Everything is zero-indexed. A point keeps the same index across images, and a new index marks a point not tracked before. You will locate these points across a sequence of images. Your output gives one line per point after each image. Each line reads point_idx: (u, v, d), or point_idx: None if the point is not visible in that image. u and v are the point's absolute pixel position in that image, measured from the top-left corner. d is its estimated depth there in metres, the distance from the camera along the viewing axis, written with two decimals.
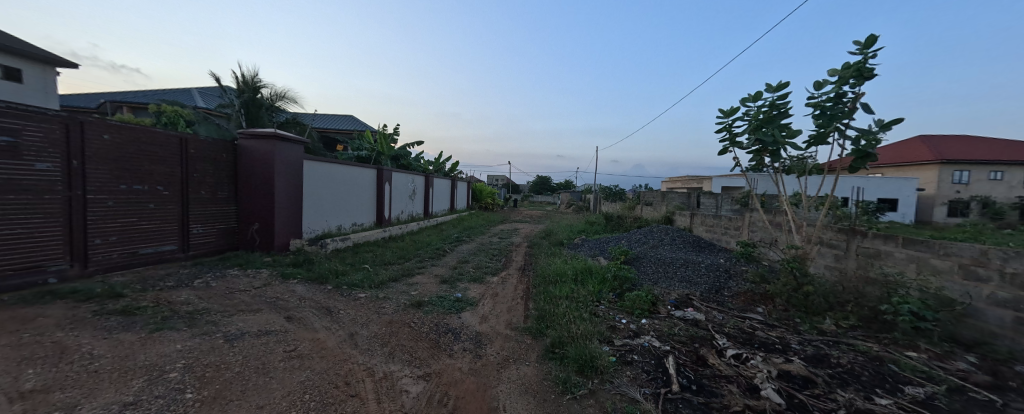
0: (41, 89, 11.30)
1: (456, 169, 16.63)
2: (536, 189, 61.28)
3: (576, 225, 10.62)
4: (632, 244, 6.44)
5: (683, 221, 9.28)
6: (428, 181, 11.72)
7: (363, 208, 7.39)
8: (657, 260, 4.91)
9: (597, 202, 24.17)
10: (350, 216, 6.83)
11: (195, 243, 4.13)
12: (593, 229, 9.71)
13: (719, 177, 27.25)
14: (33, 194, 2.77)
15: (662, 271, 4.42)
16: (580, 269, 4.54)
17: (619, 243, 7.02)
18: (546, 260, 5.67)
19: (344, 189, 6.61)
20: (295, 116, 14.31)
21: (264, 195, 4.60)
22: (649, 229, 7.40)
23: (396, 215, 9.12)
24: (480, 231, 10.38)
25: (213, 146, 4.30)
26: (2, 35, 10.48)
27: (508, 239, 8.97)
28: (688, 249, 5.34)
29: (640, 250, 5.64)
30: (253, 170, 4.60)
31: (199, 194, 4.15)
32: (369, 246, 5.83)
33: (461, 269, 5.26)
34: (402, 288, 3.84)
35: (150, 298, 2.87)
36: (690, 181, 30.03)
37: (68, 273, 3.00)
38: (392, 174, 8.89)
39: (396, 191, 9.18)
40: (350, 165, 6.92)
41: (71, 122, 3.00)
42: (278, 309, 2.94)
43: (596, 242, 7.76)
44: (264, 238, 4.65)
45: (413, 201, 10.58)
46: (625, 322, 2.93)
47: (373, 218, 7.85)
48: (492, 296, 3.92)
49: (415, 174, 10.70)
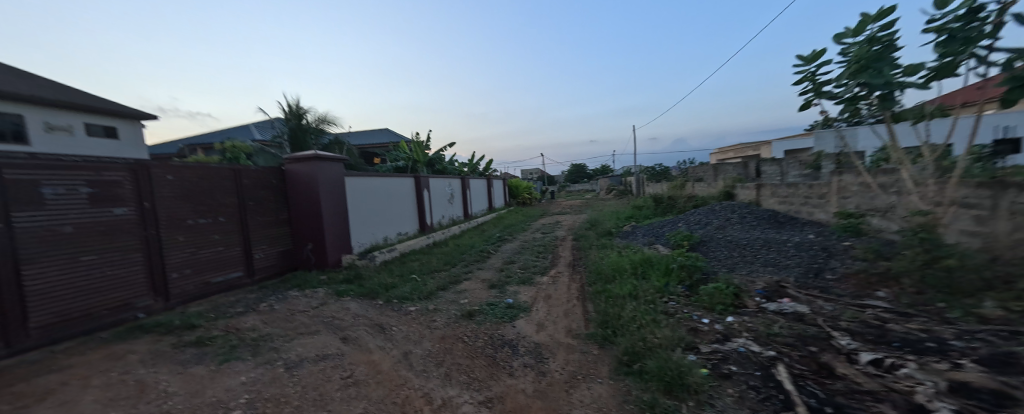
0: (133, 141, 12.95)
1: (488, 168, 16.70)
2: (573, 178, 59.92)
3: (622, 211, 9.98)
4: (692, 227, 5.80)
5: (745, 194, 8.29)
6: (464, 183, 11.75)
7: (406, 218, 7.51)
8: (729, 243, 4.30)
9: (641, 184, 22.87)
10: (395, 226, 6.96)
11: (260, 268, 4.33)
12: (642, 214, 9.03)
13: (779, 141, 24.42)
14: (114, 237, 2.99)
15: (737, 256, 3.84)
16: (639, 261, 4.10)
17: (676, 227, 6.38)
18: (597, 254, 5.26)
19: (386, 201, 6.73)
20: (338, 137, 15.13)
21: (313, 215, 4.75)
22: (707, 208, 6.66)
23: (437, 220, 9.21)
24: (521, 228, 10.15)
25: (263, 174, 4.49)
26: (100, 100, 12.16)
27: (552, 234, 8.64)
28: (763, 227, 4.65)
29: (704, 233, 5.02)
30: (301, 192, 4.76)
31: (257, 221, 4.35)
32: (416, 255, 5.85)
33: (508, 270, 5.07)
34: (452, 297, 3.71)
35: (220, 326, 2.97)
36: (744, 149, 27.30)
37: (153, 307, 3.22)
38: (429, 180, 8.97)
39: (435, 197, 9.26)
40: (389, 176, 7.02)
41: (137, 167, 3.22)
42: (334, 329, 2.92)
43: (648, 228, 7.15)
44: (319, 256, 4.79)
45: (452, 205, 10.65)
46: (708, 321, 2.49)
47: (417, 226, 7.95)
48: (545, 298, 3.65)
49: (451, 178, 10.77)
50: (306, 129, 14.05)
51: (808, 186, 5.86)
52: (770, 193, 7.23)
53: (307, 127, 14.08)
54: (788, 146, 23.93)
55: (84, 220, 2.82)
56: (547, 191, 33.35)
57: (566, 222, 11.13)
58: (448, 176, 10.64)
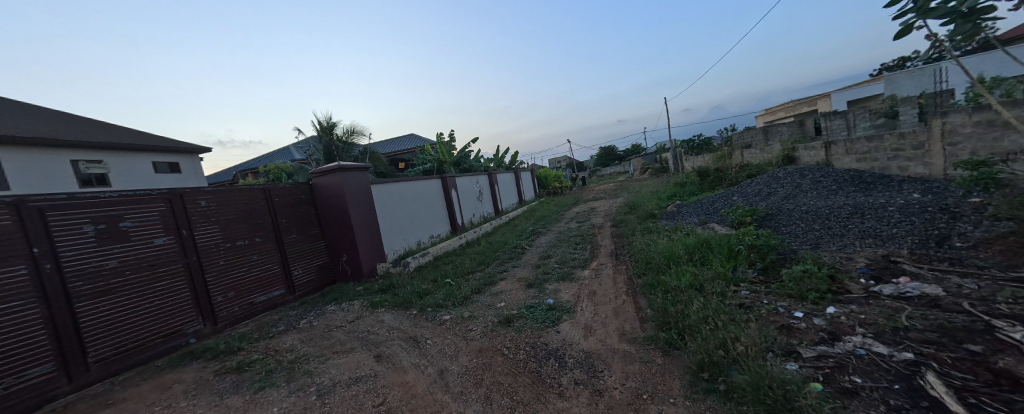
0: (194, 173, 14.14)
1: (515, 161, 16.40)
2: (604, 161, 57.89)
3: (663, 190, 9.23)
4: (749, 199, 5.09)
5: (809, 156, 7.24)
6: (492, 179, 11.56)
7: (436, 220, 7.45)
8: (803, 214, 3.64)
9: (679, 159, 21.37)
10: (426, 229, 6.91)
11: (299, 283, 4.34)
12: (687, 190, 8.25)
13: (838, 92, 21.61)
14: (158, 267, 3.03)
15: (819, 228, 3.20)
16: (695, 244, 3.57)
17: (730, 201, 5.66)
18: (642, 240, 4.76)
19: (415, 205, 6.66)
20: (368, 147, 15.57)
21: (345, 226, 4.71)
22: (765, 176, 5.86)
23: (469, 219, 9.10)
24: (555, 218, 9.75)
25: (292, 190, 4.50)
26: (162, 139, 13.36)
27: (589, 222, 8.17)
28: (844, 191, 3.90)
29: (768, 206, 4.34)
30: (331, 205, 4.74)
31: (291, 237, 4.36)
32: (450, 257, 5.70)
33: (546, 266, 4.74)
34: (487, 302, 3.45)
35: (261, 348, 2.89)
36: (796, 107, 24.53)
37: (203, 332, 3.25)
38: (456, 179, 8.87)
39: (464, 196, 9.14)
40: (416, 180, 6.96)
41: (173, 196, 3.24)
42: (369, 345, 2.78)
43: (696, 205, 6.45)
44: (355, 267, 4.76)
45: (482, 202, 10.49)
46: (803, 315, 1.99)
47: (448, 227, 7.87)
48: (590, 296, 3.28)
49: (478, 175, 10.62)
50: (337, 144, 14.58)
51: (895, 136, 4.88)
52: (842, 151, 6.22)
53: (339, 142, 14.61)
54: (850, 96, 21.10)
55: (128, 253, 2.86)
56: (578, 177, 32.39)
57: (602, 208, 10.56)
58: (475, 174, 10.50)
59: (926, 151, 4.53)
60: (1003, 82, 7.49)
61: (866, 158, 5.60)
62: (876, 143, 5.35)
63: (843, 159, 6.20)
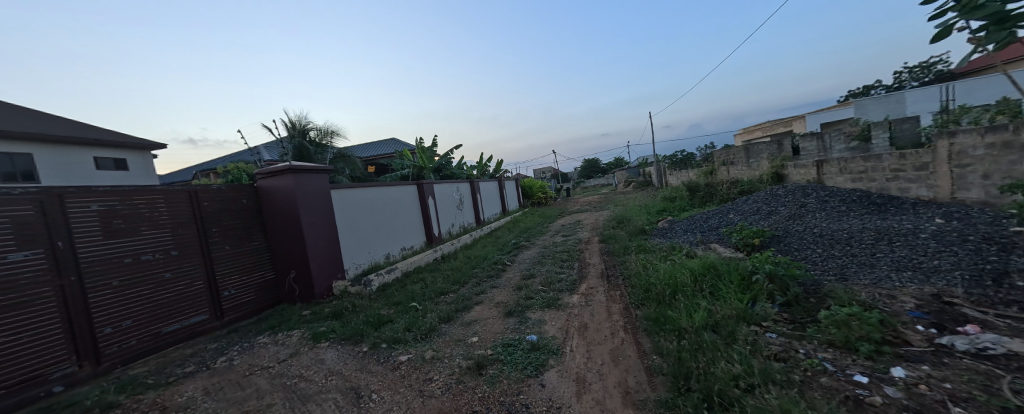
0: (143, 171, 12.85)
1: (499, 169, 15.90)
2: (587, 173, 58.44)
3: (651, 205, 8.90)
4: (748, 219, 4.73)
5: (799, 174, 7.08)
6: (474, 187, 10.98)
7: (410, 229, 6.81)
8: (817, 237, 3.25)
9: (663, 174, 21.49)
10: (397, 240, 6.26)
11: (230, 306, 3.55)
12: (676, 206, 7.93)
13: (812, 115, 22.50)
14: (11, 293, 2.22)
15: (841, 256, 2.80)
16: (700, 270, 3.10)
17: (726, 220, 5.30)
18: (636, 260, 4.27)
19: (384, 213, 5.98)
20: (343, 150, 14.70)
21: (294, 238, 3.99)
22: (759, 193, 5.58)
23: (446, 230, 8.47)
24: (539, 231, 9.23)
25: (229, 193, 3.75)
26: (108, 133, 12.11)
27: (574, 236, 7.69)
28: (856, 213, 3.56)
29: (773, 226, 3.95)
30: (279, 211, 4.02)
31: (224, 250, 3.59)
32: (420, 274, 5.04)
33: (528, 288, 4.18)
34: (457, 337, 2.84)
35: (147, 403, 2.16)
36: (772, 128, 25.37)
37: (77, 376, 2.45)
38: (434, 186, 8.25)
39: (442, 204, 8.51)
40: (387, 186, 6.29)
41: (47, 196, 2.46)
42: (295, 400, 2.09)
43: (689, 222, 6.08)
44: (304, 286, 4.03)
45: (462, 212, 9.86)
46: (870, 382, 1.50)
47: (421, 238, 7.21)
48: (580, 332, 2.72)
49: (458, 182, 10.04)
50: (309, 146, 13.67)
51: (897, 155, 4.66)
52: (835, 170, 6.03)
53: (311, 143, 13.72)
54: (823, 119, 21.94)
55: None
56: (562, 189, 32.22)
57: (587, 221, 10.14)
58: (456, 181, 9.91)
59: (929, 173, 4.29)
60: (978, 108, 7.65)
61: (862, 178, 5.39)
62: (872, 163, 5.15)
63: (837, 179, 6.00)
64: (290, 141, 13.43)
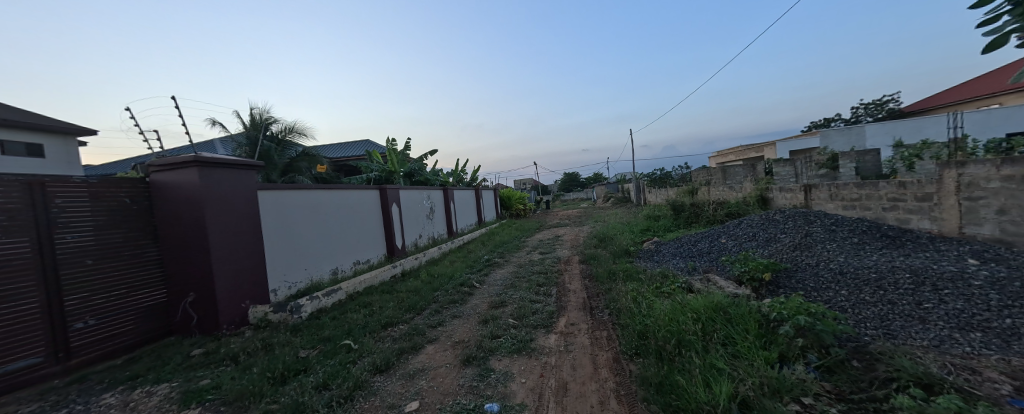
0: (65, 160, 11.15)
1: (476, 177, 15.19)
2: (567, 187, 58.86)
3: (633, 223, 8.46)
4: (746, 247, 4.26)
5: (784, 199, 6.85)
6: (448, 195, 10.20)
7: (366, 240, 5.93)
8: (837, 275, 2.75)
9: (642, 191, 21.56)
10: (348, 253, 5.38)
11: (84, 344, 2.59)
12: (661, 225, 7.49)
13: (782, 142, 23.48)
14: None
15: (877, 304, 2.28)
16: (707, 312, 2.50)
17: (718, 245, 4.84)
18: (624, 292, 3.65)
19: (334, 221, 5.11)
20: (308, 149, 13.55)
21: (197, 250, 3.09)
22: (752, 218, 5.18)
23: (412, 242, 7.62)
24: (515, 246, 8.56)
25: (105, 189, 2.83)
26: (24, 114, 10.43)
27: (552, 254, 7.07)
28: (873, 247, 3.11)
29: (778, 258, 3.47)
30: (178, 214, 3.11)
31: (85, 265, 2.64)
32: (369, 297, 4.20)
33: (496, 320, 3.46)
34: (390, 400, 2.07)
35: None
36: (745, 152, 26.30)
37: None
38: (400, 192, 7.43)
39: (409, 212, 7.67)
40: (341, 189, 5.44)
41: None
42: None
43: (676, 245, 5.61)
44: (204, 313, 3.11)
45: (432, 221, 9.04)
46: None
47: (381, 251, 6.34)
48: (559, 397, 2.03)
49: (430, 189, 9.24)
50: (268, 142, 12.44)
51: (897, 184, 4.37)
52: (824, 196, 5.77)
53: (270, 139, 12.50)
54: (792, 146, 22.92)
55: None
56: (540, 201, 31.95)
57: (567, 237, 9.58)
58: (427, 187, 9.09)
59: (933, 204, 3.98)
60: (946, 142, 7.83)
61: (855, 206, 5.11)
62: (867, 191, 4.88)
63: (826, 205, 5.74)
64: (246, 136, 12.17)
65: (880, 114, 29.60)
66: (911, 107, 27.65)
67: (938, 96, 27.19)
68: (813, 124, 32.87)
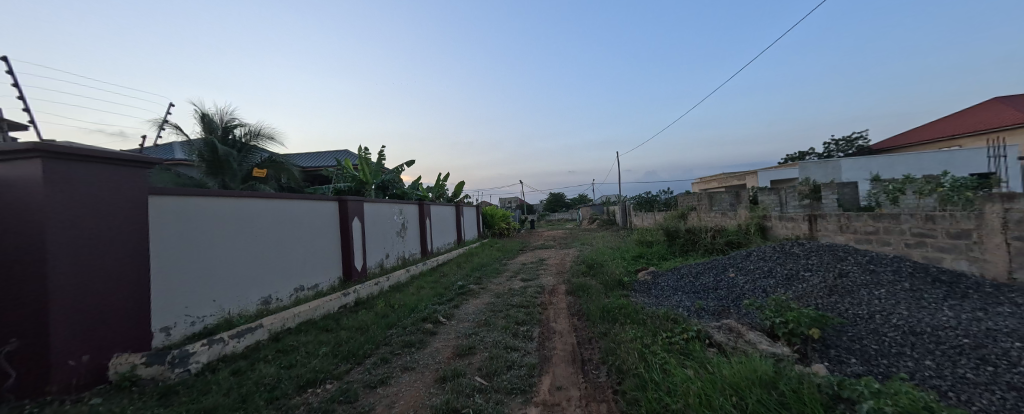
0: None
1: (458, 193, 14.39)
2: (552, 207, 58.71)
3: (623, 248, 7.81)
4: (763, 286, 3.62)
5: (785, 229, 6.38)
6: (424, 210, 9.34)
7: (314, 260, 4.99)
8: (912, 337, 2.06)
9: (628, 214, 21.24)
10: (287, 276, 4.43)
11: None
12: (655, 252, 6.85)
13: (763, 171, 23.91)
14: None
15: (997, 390, 1.58)
16: (754, 392, 1.74)
17: (726, 281, 4.18)
18: (625, 342, 2.87)
19: (269, 238, 4.19)
20: (275, 155, 12.48)
21: (25, 277, 2.14)
22: (761, 249, 4.59)
23: (376, 263, 6.68)
24: (495, 270, 7.73)
25: None
26: None
27: (536, 282, 6.26)
28: (936, 297, 2.47)
29: (813, 305, 2.79)
30: (9, 221, 2.19)
31: None
32: (298, 338, 3.26)
33: (457, 378, 2.60)
34: None
35: None
36: (727, 179, 26.68)
37: None
38: (365, 205, 6.55)
39: (374, 228, 6.77)
40: (285, 198, 4.54)
41: None
42: None
43: (676, 278, 4.94)
44: (28, 367, 2.14)
45: (404, 240, 8.14)
46: None
47: (333, 274, 5.39)
48: None
49: (404, 203, 8.37)
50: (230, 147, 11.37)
51: (925, 218, 3.86)
52: (832, 228, 5.28)
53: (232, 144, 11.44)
54: (773, 175, 23.32)
55: None
56: (525, 220, 31.28)
57: (551, 261, 8.82)
58: (400, 201, 8.22)
59: (972, 242, 3.44)
60: (938, 177, 7.67)
61: (870, 240, 4.61)
62: (886, 224, 4.38)
63: (835, 238, 5.24)
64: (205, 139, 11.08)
65: (851, 150, 30.98)
66: (879, 145, 29.05)
67: (902, 135, 28.75)
68: (789, 156, 34.10)
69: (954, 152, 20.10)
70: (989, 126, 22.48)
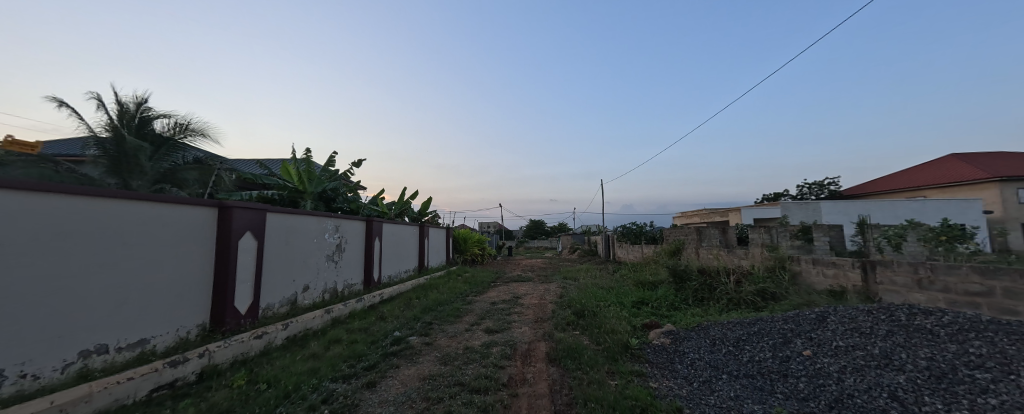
0: None
1: (426, 212, 12.60)
2: (531, 234, 57.35)
3: (619, 289, 6.22)
4: (893, 393, 2.03)
5: (825, 278, 5.01)
6: (373, 229, 7.50)
7: (141, 298, 3.08)
8: None
9: (611, 247, 19.94)
10: (54, 332, 2.47)
11: None
12: (664, 298, 5.27)
13: (747, 209, 23.59)
14: None
15: None
16: None
17: (801, 366, 2.61)
18: None
19: (22, 263, 2.28)
20: (202, 155, 10.34)
21: None
22: (835, 310, 3.12)
23: (281, 299, 4.78)
24: (454, 312, 5.89)
25: None
26: None
27: (505, 335, 4.51)
28: None
29: None
30: None
31: None
32: None
33: None
34: None
35: None
36: (709, 215, 26.25)
37: None
38: (272, 217, 4.69)
39: (284, 251, 4.89)
40: (90, 196, 2.68)
41: None
42: None
43: (708, 347, 3.37)
44: None
45: (337, 266, 6.23)
46: None
47: (181, 323, 3.44)
48: None
49: (344, 218, 6.58)
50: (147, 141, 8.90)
51: None
52: (905, 281, 3.92)
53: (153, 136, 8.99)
54: (755, 214, 22.93)
55: None
56: (501, 247, 29.56)
57: (528, 301, 7.07)
58: (339, 215, 6.43)
59: None
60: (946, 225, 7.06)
61: (979, 304, 3.24)
62: (1008, 282, 3.04)
63: (910, 296, 3.87)
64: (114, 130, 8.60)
65: (824, 194, 31.75)
66: (850, 191, 29.91)
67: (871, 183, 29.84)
68: (765, 197, 34.68)
69: (927, 201, 20.44)
70: (952, 179, 23.38)
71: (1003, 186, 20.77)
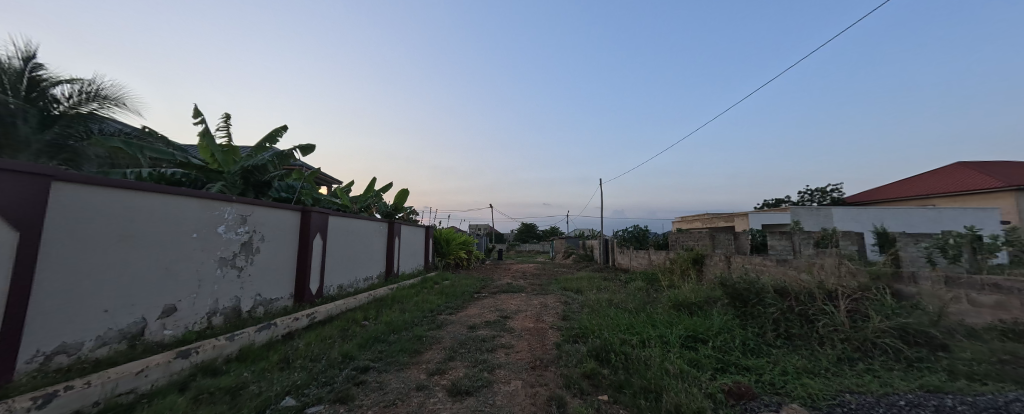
0: None
1: (401, 207, 10.64)
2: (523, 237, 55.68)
3: (650, 313, 4.38)
4: None
5: (978, 310, 3.24)
6: (311, 223, 5.53)
7: None
8: None
9: (611, 252, 18.25)
10: None
11: None
12: (729, 334, 3.45)
13: (755, 214, 22.16)
14: None
15: None
16: None
17: None
18: None
19: None
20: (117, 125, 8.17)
21: None
22: None
23: (102, 334, 2.82)
24: (410, 347, 3.97)
25: None
26: None
27: (485, 404, 2.62)
28: None
29: None
30: None
31: None
32: None
33: None
34: None
35: None
36: (712, 220, 24.81)
37: None
38: (84, 193, 2.65)
39: (115, 250, 2.88)
40: None
41: None
42: None
43: None
44: None
45: (242, 275, 4.25)
46: None
47: None
48: None
49: (261, 205, 4.60)
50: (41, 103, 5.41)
51: None
52: None
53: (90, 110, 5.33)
54: (763, 219, 21.50)
55: None
56: (491, 250, 27.71)
57: (520, 325, 5.18)
58: (251, 199, 4.44)
59: None
60: None
61: None
62: None
63: None
64: None
65: (826, 202, 30.69)
66: (854, 199, 28.82)
67: (875, 191, 28.80)
68: (764, 203, 33.62)
69: (943, 210, 19.22)
70: (962, 188, 22.44)
71: (1020, 196, 19.68)
